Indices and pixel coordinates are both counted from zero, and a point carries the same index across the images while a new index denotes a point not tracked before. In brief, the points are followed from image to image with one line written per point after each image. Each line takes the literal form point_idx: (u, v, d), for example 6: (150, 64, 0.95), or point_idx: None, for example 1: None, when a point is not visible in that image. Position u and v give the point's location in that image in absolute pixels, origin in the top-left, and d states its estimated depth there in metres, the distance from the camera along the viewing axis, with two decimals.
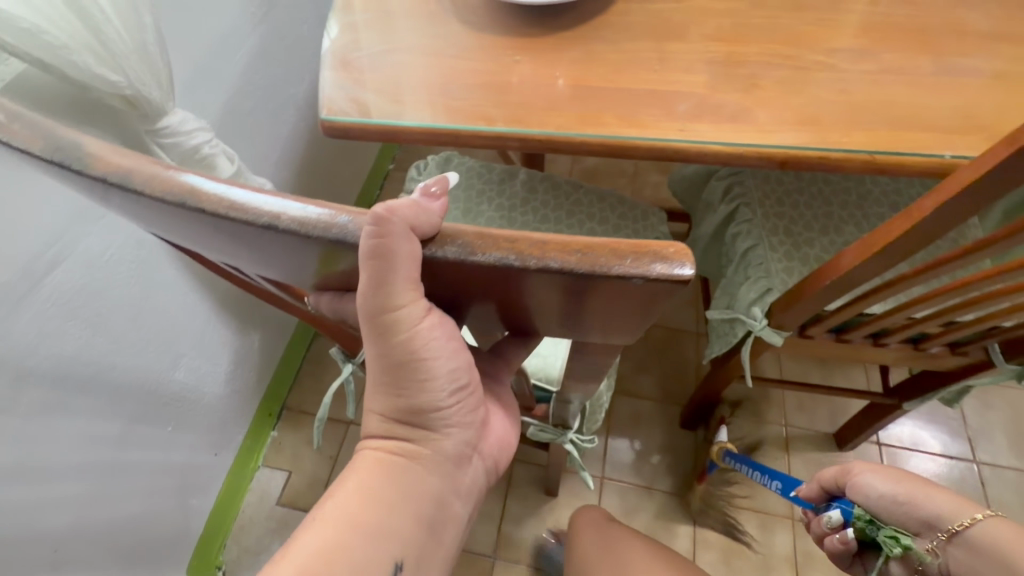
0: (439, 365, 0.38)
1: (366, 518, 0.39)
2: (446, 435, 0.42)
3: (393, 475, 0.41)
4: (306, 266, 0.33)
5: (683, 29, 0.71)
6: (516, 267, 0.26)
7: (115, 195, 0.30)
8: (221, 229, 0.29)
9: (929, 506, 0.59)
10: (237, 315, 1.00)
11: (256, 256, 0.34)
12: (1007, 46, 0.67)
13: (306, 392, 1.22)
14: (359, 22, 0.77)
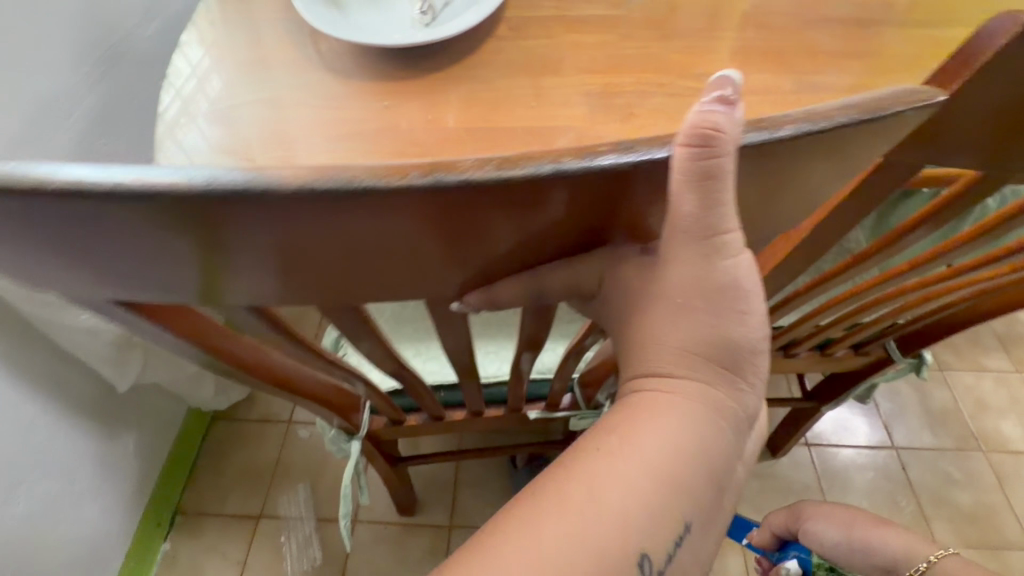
0: (749, 302, 0.35)
1: (654, 464, 0.36)
2: (746, 387, 0.39)
3: (681, 423, 0.37)
4: (211, 264, 0.27)
5: (557, 64, 0.70)
6: (811, 133, 0.23)
7: (46, 222, 0.23)
8: (28, 223, 0.23)
9: (887, 549, 0.68)
10: (100, 417, 0.85)
11: (88, 270, 0.28)
12: (854, 62, 0.72)
13: (203, 489, 1.06)
14: (206, 76, 0.69)
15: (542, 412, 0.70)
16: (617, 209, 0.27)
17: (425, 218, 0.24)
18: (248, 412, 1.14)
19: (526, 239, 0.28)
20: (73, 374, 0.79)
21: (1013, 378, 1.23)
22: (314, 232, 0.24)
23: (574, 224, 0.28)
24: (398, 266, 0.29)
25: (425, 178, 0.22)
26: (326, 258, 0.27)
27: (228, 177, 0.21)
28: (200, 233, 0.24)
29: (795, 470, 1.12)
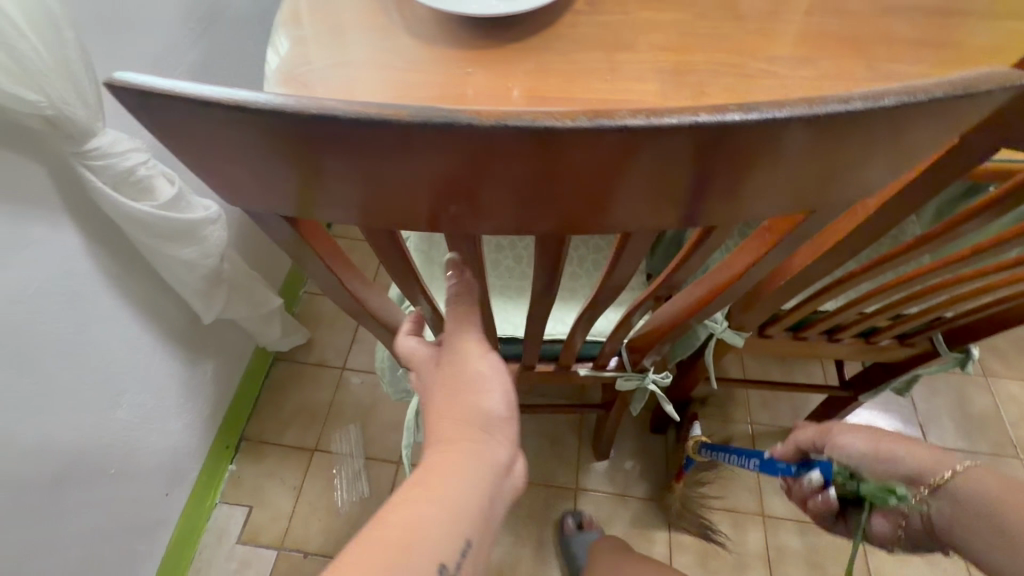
0: (491, 377, 0.52)
1: (443, 494, 0.44)
2: (500, 445, 0.50)
3: (460, 465, 0.46)
4: (350, 189, 0.32)
5: (631, 41, 0.73)
6: (889, 105, 0.27)
7: (246, 141, 0.28)
8: (252, 140, 0.28)
9: (912, 462, 0.55)
10: (185, 344, 0.94)
11: (273, 189, 0.32)
12: (932, 52, 0.71)
13: (265, 421, 1.17)
14: (300, 36, 0.75)
15: (591, 370, 0.75)
16: (737, 159, 0.30)
17: (574, 162, 0.29)
18: (306, 355, 1.24)
19: (643, 194, 0.32)
20: (168, 302, 0.88)
21: None
22: (475, 167, 0.29)
23: (686, 185, 0.32)
24: (525, 210, 0.33)
25: (594, 122, 0.26)
26: (448, 190, 0.31)
27: (430, 111, 0.26)
28: (384, 161, 0.29)
29: None
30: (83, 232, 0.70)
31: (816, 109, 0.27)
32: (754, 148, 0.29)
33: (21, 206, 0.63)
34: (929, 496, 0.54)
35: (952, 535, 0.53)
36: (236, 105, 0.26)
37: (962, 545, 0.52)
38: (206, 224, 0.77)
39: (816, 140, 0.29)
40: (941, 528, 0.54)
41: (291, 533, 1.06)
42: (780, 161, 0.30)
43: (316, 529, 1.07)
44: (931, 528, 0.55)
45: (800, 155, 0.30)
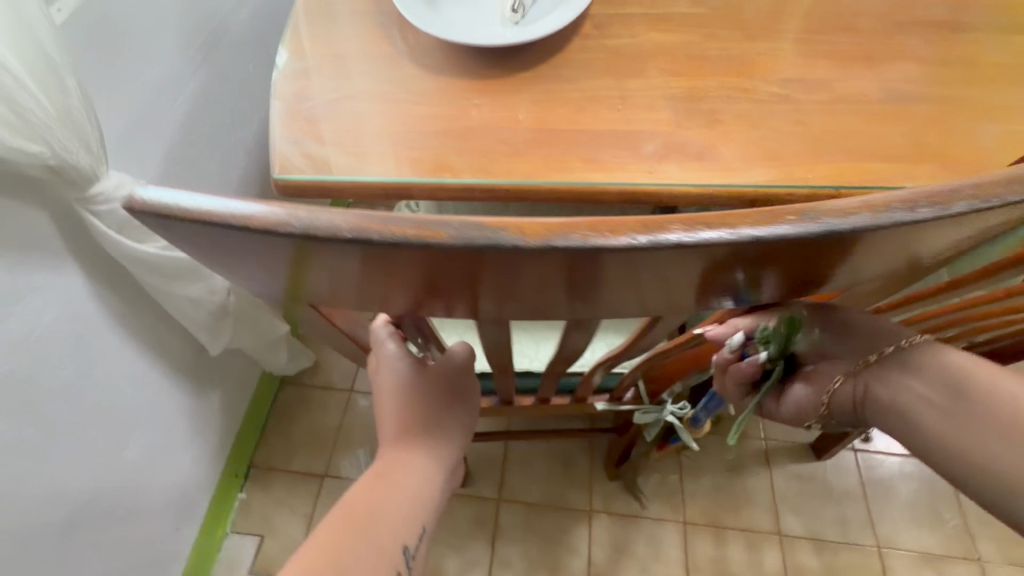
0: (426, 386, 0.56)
1: (399, 492, 0.51)
2: (448, 441, 0.57)
3: (411, 464, 0.53)
4: (377, 279, 0.33)
5: (641, 66, 0.71)
6: (920, 218, 0.28)
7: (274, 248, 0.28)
8: (283, 247, 0.28)
9: (869, 326, 0.48)
10: (192, 376, 0.93)
11: (301, 273, 0.33)
12: (947, 70, 0.70)
13: (274, 447, 1.16)
14: (304, 68, 0.73)
15: (609, 403, 0.75)
16: (766, 257, 0.31)
17: (609, 266, 0.29)
18: (313, 378, 1.23)
19: (662, 283, 0.34)
20: (175, 337, 0.87)
21: None
22: (505, 275, 0.30)
23: (705, 274, 0.33)
24: (549, 296, 0.35)
25: (643, 240, 0.26)
26: (477, 284, 0.32)
27: (474, 236, 0.25)
28: (418, 267, 0.29)
29: (838, 474, 1.11)
30: (88, 275, 0.69)
31: (849, 221, 0.27)
32: (782, 252, 0.30)
33: (25, 254, 0.61)
34: (874, 366, 0.47)
35: (897, 408, 0.46)
36: (273, 226, 0.26)
37: (907, 430, 0.46)
38: None
39: (848, 245, 0.30)
40: (871, 399, 0.48)
41: None
42: (814, 256, 0.31)
43: None
44: (861, 401, 0.49)
45: (826, 253, 0.31)
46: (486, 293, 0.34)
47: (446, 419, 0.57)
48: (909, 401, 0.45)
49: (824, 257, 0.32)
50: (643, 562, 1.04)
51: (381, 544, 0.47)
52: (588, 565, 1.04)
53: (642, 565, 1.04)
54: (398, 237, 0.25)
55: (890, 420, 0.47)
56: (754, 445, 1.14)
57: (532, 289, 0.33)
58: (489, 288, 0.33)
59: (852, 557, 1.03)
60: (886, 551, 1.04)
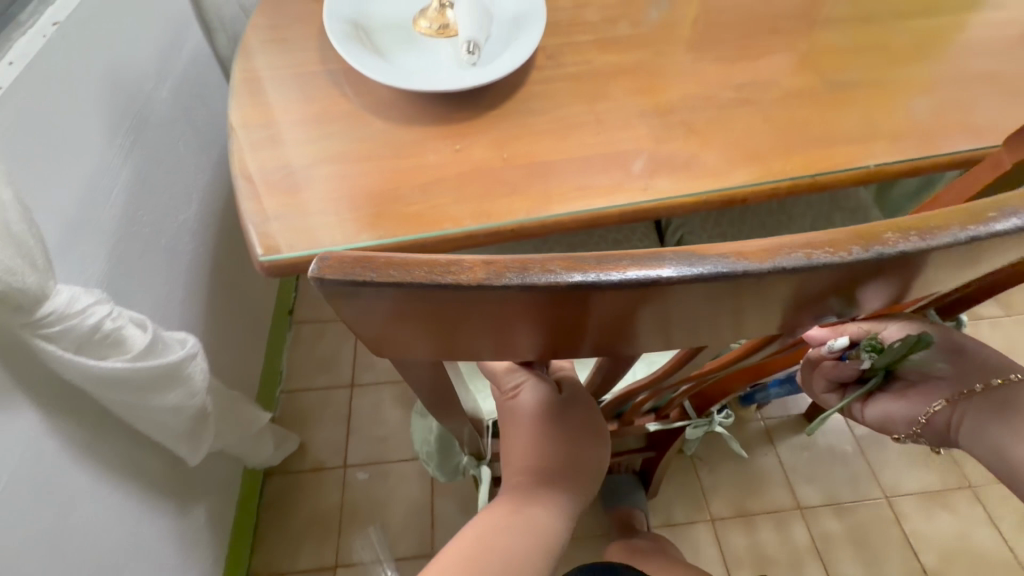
0: (559, 424, 0.57)
1: (519, 534, 0.51)
2: (571, 487, 0.56)
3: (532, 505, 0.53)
4: (513, 325, 0.35)
5: (605, 89, 0.73)
6: (998, 230, 0.30)
7: (437, 299, 0.30)
8: (444, 300, 0.31)
9: (979, 358, 0.55)
10: (173, 493, 0.82)
11: (443, 327, 0.35)
12: (868, 56, 0.77)
13: (272, 549, 1.05)
14: (263, 140, 0.69)
15: (658, 423, 0.80)
16: (858, 279, 0.32)
17: (756, 290, 0.31)
18: (301, 462, 1.13)
19: (767, 311, 0.36)
20: (148, 455, 0.76)
21: (1006, 321, 1.33)
22: (659, 303, 0.32)
23: (815, 305, 0.36)
24: (655, 326, 0.36)
25: (827, 257, 0.29)
26: (608, 320, 0.34)
27: (629, 271, 0.28)
28: (577, 305, 0.31)
29: (833, 436, 1.16)
30: (43, 409, 0.59)
31: (936, 240, 0.29)
32: (872, 273, 0.31)
33: None
34: (976, 397, 0.54)
35: (983, 436, 0.53)
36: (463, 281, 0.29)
37: (981, 445, 0.54)
38: (187, 362, 0.68)
39: (964, 258, 0.34)
40: (964, 428, 0.55)
41: None
42: (934, 270, 0.34)
43: None
44: (953, 429, 0.56)
45: (910, 270, 0.32)
46: (599, 324, 0.35)
47: (576, 451, 0.57)
48: (993, 429, 0.52)
49: (905, 275, 0.34)
50: None
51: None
52: None
53: None
54: (592, 276, 0.28)
55: (977, 446, 0.54)
56: (755, 424, 1.18)
57: (655, 317, 0.35)
58: (614, 319, 0.35)
59: (869, 513, 1.08)
60: (895, 499, 1.10)
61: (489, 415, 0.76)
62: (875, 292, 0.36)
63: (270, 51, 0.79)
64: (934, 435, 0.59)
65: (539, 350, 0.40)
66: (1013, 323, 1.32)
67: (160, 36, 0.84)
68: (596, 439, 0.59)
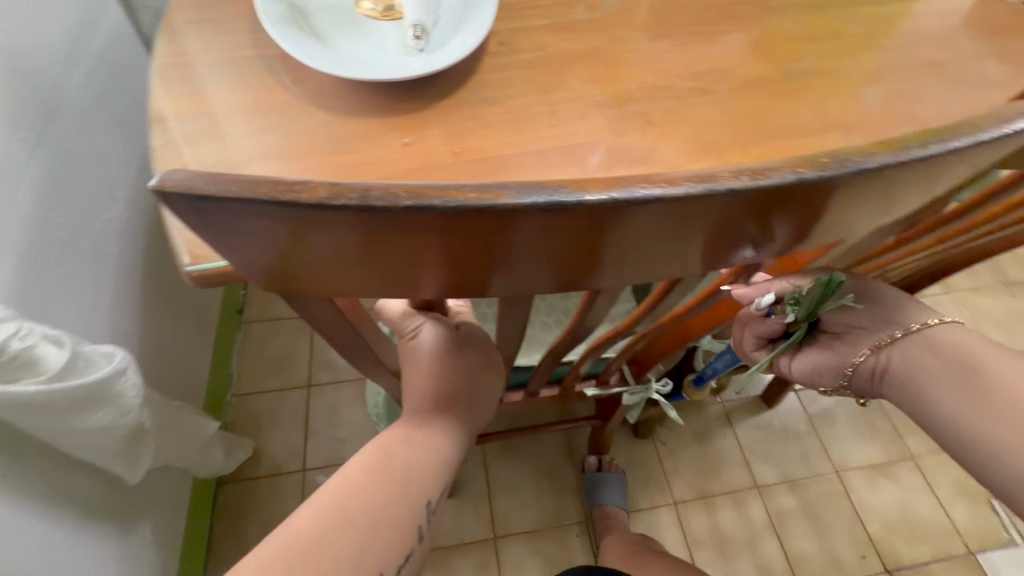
0: (460, 357, 0.54)
1: (405, 468, 0.49)
2: (464, 416, 0.55)
3: (421, 437, 0.51)
4: (411, 259, 0.32)
5: (560, 77, 0.70)
6: (966, 145, 0.27)
7: (310, 226, 0.28)
8: (323, 227, 0.28)
9: (895, 300, 0.50)
10: (112, 514, 0.76)
11: (332, 265, 0.33)
12: (821, 44, 0.77)
13: (229, 560, 1.01)
14: (190, 133, 0.62)
15: (597, 388, 0.76)
16: (807, 202, 0.30)
17: (699, 213, 0.29)
18: (257, 468, 1.09)
19: (680, 250, 0.34)
20: (80, 477, 0.71)
21: (945, 299, 1.40)
22: (551, 225, 0.29)
23: (727, 246, 0.35)
24: (576, 257, 0.33)
25: (773, 179, 0.26)
26: (521, 251, 0.32)
27: (538, 195, 0.26)
28: (478, 230, 0.29)
29: (787, 416, 1.21)
30: None
31: (900, 158, 0.27)
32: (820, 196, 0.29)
33: None
34: (900, 340, 0.49)
35: (913, 382, 0.48)
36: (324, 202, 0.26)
37: (915, 395, 0.48)
38: (116, 378, 0.62)
39: (878, 195, 0.32)
40: (892, 374, 0.49)
41: None
42: (892, 194, 0.32)
43: None
44: (882, 376, 0.50)
45: (869, 189, 0.30)
46: (495, 251, 0.31)
47: (475, 383, 0.56)
48: (920, 373, 0.48)
49: (864, 197, 0.31)
50: None
51: (368, 516, 0.44)
52: None
53: None
54: (500, 203, 0.26)
55: (907, 393, 0.49)
56: (714, 407, 1.21)
57: (555, 240, 0.31)
58: (510, 242, 0.31)
59: (820, 488, 1.13)
60: (844, 473, 1.15)
61: None
62: (828, 220, 0.33)
63: (197, 33, 0.72)
64: (861, 386, 0.53)
65: (449, 289, 0.37)
66: (950, 300, 1.40)
67: (66, 14, 0.75)
68: (494, 371, 0.57)
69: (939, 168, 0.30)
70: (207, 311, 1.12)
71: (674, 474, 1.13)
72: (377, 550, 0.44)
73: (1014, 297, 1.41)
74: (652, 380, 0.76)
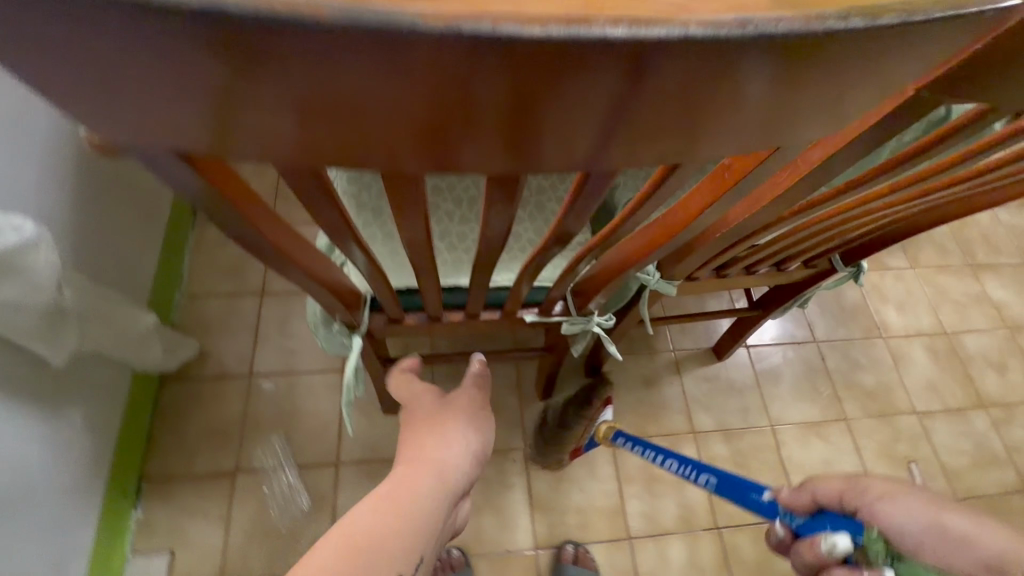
0: (452, 406, 0.72)
1: (417, 478, 0.61)
2: (464, 444, 0.68)
3: (425, 456, 0.64)
4: (257, 115, 0.27)
5: None
6: (885, 25, 0.23)
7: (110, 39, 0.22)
8: (126, 42, 0.23)
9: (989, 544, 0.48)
10: (35, 394, 0.75)
11: (163, 117, 0.28)
12: None
13: (166, 454, 1.01)
14: None
15: (537, 315, 0.75)
16: (707, 85, 0.26)
17: (580, 81, 0.25)
18: (201, 370, 1.09)
19: (638, 135, 0.30)
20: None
21: (910, 275, 1.41)
22: (502, 72, 0.24)
23: (661, 148, 0.31)
24: (455, 141, 0.29)
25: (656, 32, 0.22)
26: (389, 119, 0.27)
27: (378, 14, 0.21)
28: (321, 75, 0.24)
29: (734, 370, 1.23)
30: None
31: (805, 29, 0.23)
32: (717, 76, 0.25)
33: None
34: None
35: None
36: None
37: None
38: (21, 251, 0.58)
39: (822, 104, 0.29)
40: None
41: (228, 564, 0.95)
42: (807, 99, 0.28)
43: (258, 554, 0.97)
44: None
45: (777, 80, 0.26)
46: (447, 119, 0.27)
47: (467, 419, 0.71)
48: None
49: (774, 94, 0.27)
50: (580, 483, 1.10)
51: (394, 523, 0.56)
52: (531, 498, 1.08)
53: (579, 486, 1.09)
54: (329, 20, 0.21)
55: None
56: (664, 355, 1.23)
57: (512, 103, 0.26)
58: (461, 103, 0.26)
59: (754, 439, 1.18)
60: (779, 428, 1.19)
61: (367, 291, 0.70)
62: (739, 124, 0.30)
63: None
64: None
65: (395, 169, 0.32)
66: (914, 275, 1.40)
67: None
68: (482, 413, 0.73)
69: (876, 75, 0.27)
70: (156, 207, 1.07)
71: (617, 413, 1.16)
72: (396, 543, 0.54)
73: (976, 279, 1.42)
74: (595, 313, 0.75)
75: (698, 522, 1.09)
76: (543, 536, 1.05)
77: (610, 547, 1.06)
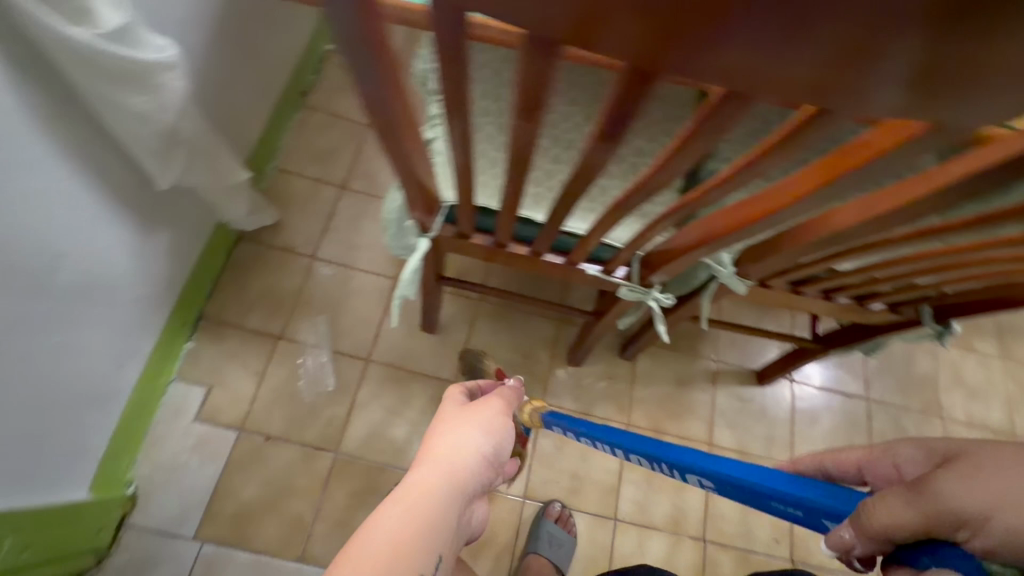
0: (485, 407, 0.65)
1: (441, 472, 0.54)
2: (491, 453, 0.61)
3: (452, 453, 0.57)
4: None
5: None
6: None
7: None
8: None
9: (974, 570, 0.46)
10: (136, 207, 0.83)
11: None
12: None
13: (225, 302, 1.10)
14: None
15: (599, 272, 0.74)
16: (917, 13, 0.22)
17: None
18: (273, 238, 1.16)
19: (782, 70, 0.28)
20: (112, 156, 0.75)
21: (996, 364, 1.29)
22: None
23: (795, 95, 0.30)
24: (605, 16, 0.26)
25: None
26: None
27: None
28: None
29: (771, 399, 1.19)
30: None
31: None
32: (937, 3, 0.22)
33: None
34: None
35: None
36: None
37: None
38: (161, 70, 0.63)
39: (984, 97, 0.27)
40: None
41: (253, 414, 1.04)
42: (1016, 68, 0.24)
43: (279, 414, 1.05)
44: None
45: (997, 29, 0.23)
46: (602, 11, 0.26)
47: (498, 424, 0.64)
48: None
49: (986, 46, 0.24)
50: (585, 452, 1.11)
51: (420, 524, 0.49)
52: (533, 450, 1.10)
53: (582, 456, 1.11)
54: None
55: None
56: (704, 362, 1.20)
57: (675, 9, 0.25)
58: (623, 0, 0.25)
59: None
60: None
61: (448, 200, 0.71)
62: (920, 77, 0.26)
63: None
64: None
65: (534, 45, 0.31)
66: (1002, 367, 1.28)
67: None
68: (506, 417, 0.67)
69: None
70: (273, 78, 1.13)
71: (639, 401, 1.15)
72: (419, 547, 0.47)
73: None
74: (656, 286, 0.74)
75: (686, 528, 1.08)
76: (535, 488, 1.08)
77: (594, 521, 1.07)
